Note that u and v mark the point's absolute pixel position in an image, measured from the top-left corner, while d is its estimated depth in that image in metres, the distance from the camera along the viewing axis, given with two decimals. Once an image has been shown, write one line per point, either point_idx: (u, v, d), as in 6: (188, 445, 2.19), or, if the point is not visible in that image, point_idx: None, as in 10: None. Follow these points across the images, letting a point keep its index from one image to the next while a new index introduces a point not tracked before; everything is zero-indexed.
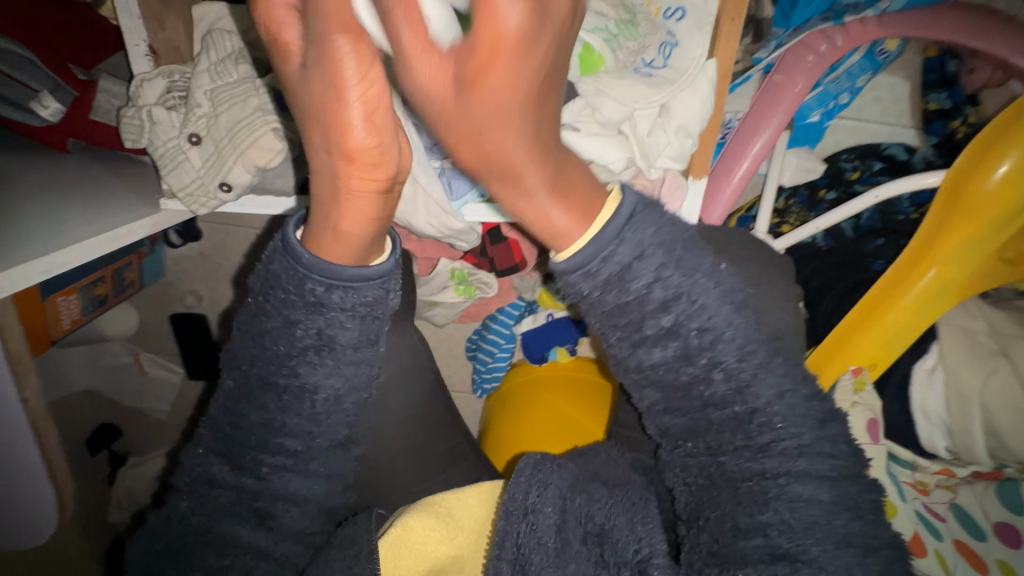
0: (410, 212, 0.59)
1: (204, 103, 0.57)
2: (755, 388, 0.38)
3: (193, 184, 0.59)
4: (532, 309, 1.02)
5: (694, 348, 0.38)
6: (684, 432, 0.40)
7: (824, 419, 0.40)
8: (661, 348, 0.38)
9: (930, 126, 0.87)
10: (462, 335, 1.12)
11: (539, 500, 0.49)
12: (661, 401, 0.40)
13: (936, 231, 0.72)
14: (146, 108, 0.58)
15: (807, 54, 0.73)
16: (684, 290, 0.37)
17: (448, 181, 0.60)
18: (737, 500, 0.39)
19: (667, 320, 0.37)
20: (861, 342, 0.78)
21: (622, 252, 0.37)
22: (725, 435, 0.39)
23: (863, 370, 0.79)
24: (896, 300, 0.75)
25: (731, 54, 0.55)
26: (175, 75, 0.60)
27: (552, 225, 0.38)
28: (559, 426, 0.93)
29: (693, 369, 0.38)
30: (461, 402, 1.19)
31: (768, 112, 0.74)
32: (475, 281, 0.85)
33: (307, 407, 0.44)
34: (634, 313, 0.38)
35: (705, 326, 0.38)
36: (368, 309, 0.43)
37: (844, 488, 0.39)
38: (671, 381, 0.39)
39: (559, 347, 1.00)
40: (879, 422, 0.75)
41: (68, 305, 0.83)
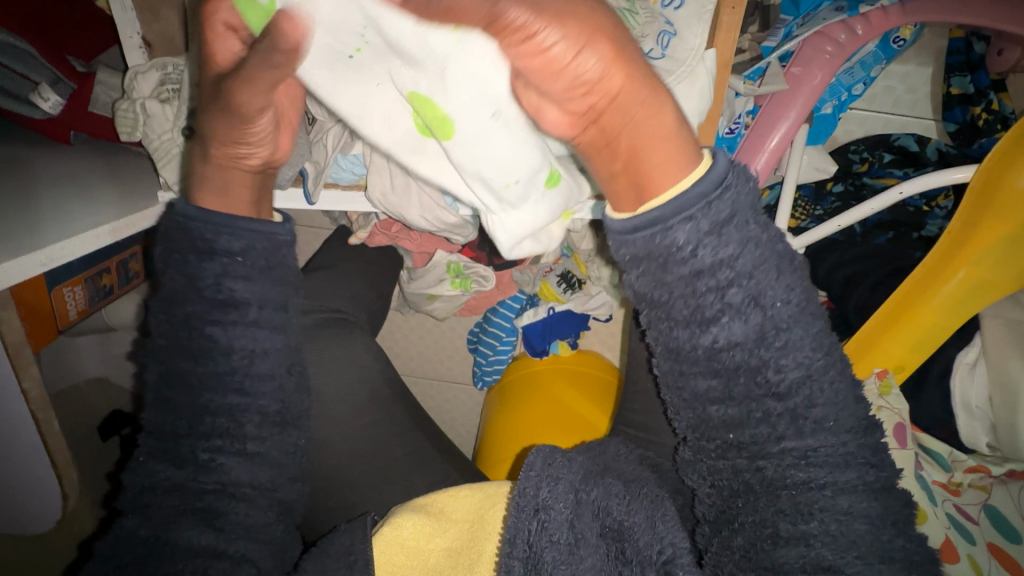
0: (404, 206, 0.59)
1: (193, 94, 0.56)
2: (816, 381, 0.38)
3: None
4: (533, 302, 1.01)
5: (771, 328, 0.37)
6: (730, 424, 0.39)
7: (867, 425, 0.40)
8: (740, 323, 0.37)
9: (949, 113, 0.85)
10: (464, 327, 1.12)
11: (550, 496, 0.48)
12: (716, 391, 0.39)
13: (967, 229, 0.71)
14: (141, 101, 0.57)
15: (825, 45, 0.71)
16: (765, 260, 0.37)
17: None
18: (780, 508, 0.39)
19: (751, 287, 0.36)
20: (890, 344, 0.79)
21: (718, 211, 0.35)
22: (774, 428, 0.38)
23: (887, 374, 0.79)
24: (925, 303, 0.75)
25: (731, 43, 0.55)
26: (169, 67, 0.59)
27: (647, 176, 0.36)
28: (558, 424, 0.92)
29: (764, 353, 0.37)
30: (463, 394, 1.19)
31: (785, 107, 0.73)
32: (471, 274, 0.85)
33: (235, 381, 0.46)
34: (714, 281, 0.36)
35: (781, 299, 0.37)
36: (266, 260, 0.47)
37: (887, 503, 0.39)
38: (727, 366, 0.38)
39: (560, 341, 1.02)
40: (907, 426, 0.73)
41: (75, 295, 0.84)
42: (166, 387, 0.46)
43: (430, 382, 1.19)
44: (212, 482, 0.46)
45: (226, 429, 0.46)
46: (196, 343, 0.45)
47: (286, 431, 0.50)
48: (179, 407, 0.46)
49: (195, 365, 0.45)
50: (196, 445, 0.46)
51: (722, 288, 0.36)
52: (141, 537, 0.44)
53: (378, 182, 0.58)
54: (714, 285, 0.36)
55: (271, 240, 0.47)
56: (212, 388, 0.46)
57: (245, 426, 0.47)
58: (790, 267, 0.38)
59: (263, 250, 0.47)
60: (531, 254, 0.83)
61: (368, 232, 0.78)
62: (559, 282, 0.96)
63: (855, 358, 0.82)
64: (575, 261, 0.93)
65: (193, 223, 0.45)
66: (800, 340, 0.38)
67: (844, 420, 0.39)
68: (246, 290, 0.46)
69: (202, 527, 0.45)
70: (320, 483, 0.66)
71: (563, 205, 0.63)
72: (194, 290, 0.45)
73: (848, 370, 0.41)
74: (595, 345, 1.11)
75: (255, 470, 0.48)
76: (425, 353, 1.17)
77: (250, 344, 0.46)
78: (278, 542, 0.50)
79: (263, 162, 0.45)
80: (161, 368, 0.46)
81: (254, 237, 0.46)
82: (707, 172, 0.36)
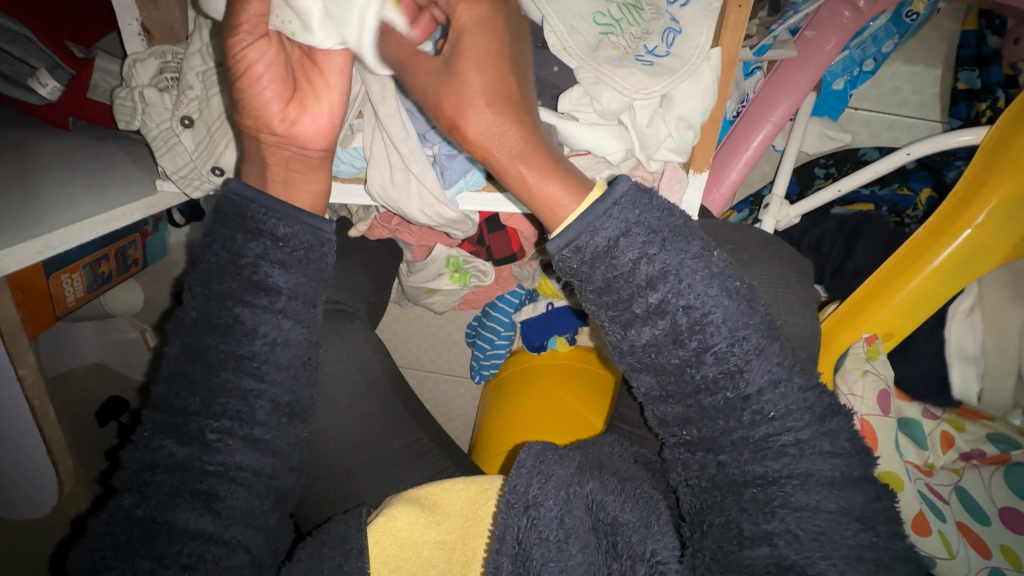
0: (404, 201, 0.58)
1: (196, 85, 0.55)
2: (748, 371, 0.39)
3: (186, 167, 0.58)
4: (532, 297, 1.02)
5: (685, 329, 0.40)
6: (676, 420, 0.41)
7: (822, 414, 0.40)
8: (649, 328, 0.40)
9: (954, 108, 0.84)
10: (463, 321, 1.12)
11: (539, 493, 0.48)
12: (655, 387, 0.42)
13: (974, 188, 0.69)
14: (140, 89, 0.57)
15: (843, 10, 0.70)
16: (667, 270, 0.39)
17: (441, 169, 0.57)
18: (741, 507, 0.39)
19: (654, 297, 0.39)
20: (883, 308, 0.74)
21: (599, 235, 0.40)
22: (717, 422, 0.40)
23: (876, 339, 0.75)
24: (925, 265, 0.72)
25: (736, 44, 0.53)
26: (169, 56, 0.58)
27: (547, 207, 0.42)
28: (558, 416, 0.92)
29: (683, 352, 0.40)
30: (461, 387, 1.19)
31: (783, 92, 0.72)
32: (471, 268, 0.85)
33: (256, 365, 0.46)
34: (619, 294, 0.40)
35: (688, 303, 0.39)
36: (306, 252, 0.47)
37: (850, 496, 0.38)
38: (659, 366, 0.41)
39: (558, 337, 1.01)
40: (892, 392, 0.71)
41: (73, 283, 0.84)
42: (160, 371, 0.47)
43: (429, 375, 1.20)
44: (217, 463, 0.45)
45: (237, 413, 0.46)
46: (193, 335, 0.46)
47: (292, 421, 0.49)
48: (166, 390, 0.46)
49: (181, 353, 0.46)
50: (204, 425, 0.45)
51: (630, 300, 0.40)
52: (117, 517, 0.44)
53: (378, 176, 0.57)
54: (619, 298, 0.40)
55: (315, 237, 0.48)
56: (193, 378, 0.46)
57: (257, 412, 0.46)
58: (708, 269, 0.40)
59: (305, 244, 0.47)
60: (531, 250, 0.82)
61: (368, 225, 0.78)
62: (558, 279, 0.95)
63: (838, 325, 0.77)
64: None
65: (246, 202, 0.46)
66: (721, 326, 0.39)
67: (810, 406, 0.40)
68: (284, 279, 0.46)
69: (200, 510, 0.45)
70: (317, 474, 0.67)
71: None
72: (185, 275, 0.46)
73: (798, 359, 0.41)
74: (593, 341, 1.12)
75: (257, 455, 0.47)
76: (424, 346, 1.17)
77: (273, 334, 0.46)
78: (271, 528, 0.49)
79: (306, 145, 0.48)
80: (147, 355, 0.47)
81: (302, 229, 0.47)
82: (607, 194, 0.41)
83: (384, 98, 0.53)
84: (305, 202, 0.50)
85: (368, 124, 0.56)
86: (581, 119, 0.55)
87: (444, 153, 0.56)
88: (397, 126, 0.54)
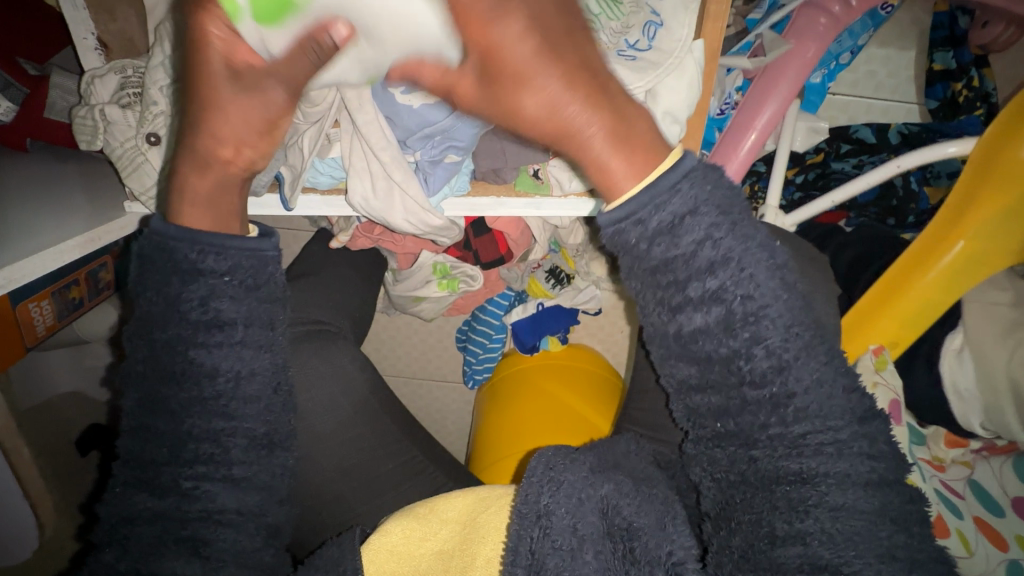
0: (387, 210, 0.56)
1: (161, 100, 0.52)
2: (792, 370, 0.38)
3: (156, 187, 0.56)
4: (522, 298, 1.00)
5: (738, 318, 0.38)
6: (716, 412, 0.40)
7: (861, 414, 0.39)
8: (703, 314, 0.38)
9: (931, 89, 0.84)
10: (452, 326, 1.11)
11: (551, 502, 0.46)
12: (696, 378, 0.40)
13: (965, 204, 0.68)
14: (100, 107, 0.53)
15: (820, 16, 0.69)
16: (727, 257, 0.38)
17: (423, 176, 0.56)
18: (774, 505, 0.38)
19: (712, 283, 0.38)
20: (883, 321, 0.75)
21: (664, 212, 0.38)
22: (757, 416, 0.39)
23: (883, 350, 0.77)
24: (919, 279, 0.72)
25: (718, 35, 0.53)
26: (128, 70, 0.55)
27: (608, 177, 0.38)
28: (561, 419, 0.90)
29: (733, 342, 0.38)
30: (453, 393, 1.18)
31: (757, 109, 0.71)
32: (458, 274, 0.82)
33: (224, 404, 0.45)
34: (673, 276, 0.38)
35: (745, 292, 0.38)
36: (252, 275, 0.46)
37: (886, 498, 0.38)
38: (702, 355, 0.39)
39: (550, 336, 1.01)
40: (902, 402, 0.74)
41: (42, 312, 0.80)
42: (144, 407, 0.45)
43: (420, 382, 1.18)
44: (197, 509, 0.44)
45: (209, 456, 0.44)
46: (193, 364, 0.44)
47: (272, 452, 0.48)
48: (157, 429, 0.44)
49: (191, 388, 0.44)
50: (178, 475, 0.44)
51: (683, 283, 0.38)
52: (121, 570, 0.42)
53: (359, 186, 0.55)
54: (673, 281, 0.39)
55: (257, 257, 0.47)
56: (194, 415, 0.44)
57: (231, 452, 0.45)
58: (764, 259, 0.39)
59: (247, 267, 0.46)
60: (519, 252, 0.81)
61: (350, 236, 0.76)
62: (548, 278, 0.95)
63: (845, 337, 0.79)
64: (563, 256, 0.93)
65: (173, 244, 0.45)
66: (772, 327, 0.38)
67: (834, 405, 0.39)
68: (233, 309, 0.45)
69: (190, 557, 0.43)
70: (311, 496, 0.65)
71: (551, 202, 0.62)
72: (192, 309, 0.44)
73: (834, 361, 0.40)
74: (586, 338, 1.11)
75: (242, 495, 0.46)
76: (413, 354, 1.15)
77: (236, 365, 0.45)
78: (268, 566, 0.47)
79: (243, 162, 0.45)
80: (145, 391, 0.44)
81: (238, 254, 0.46)
82: (676, 163, 0.38)
83: (361, 105, 0.50)
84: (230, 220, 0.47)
85: (346, 133, 0.54)
86: None
87: (426, 160, 0.54)
88: (376, 134, 0.52)
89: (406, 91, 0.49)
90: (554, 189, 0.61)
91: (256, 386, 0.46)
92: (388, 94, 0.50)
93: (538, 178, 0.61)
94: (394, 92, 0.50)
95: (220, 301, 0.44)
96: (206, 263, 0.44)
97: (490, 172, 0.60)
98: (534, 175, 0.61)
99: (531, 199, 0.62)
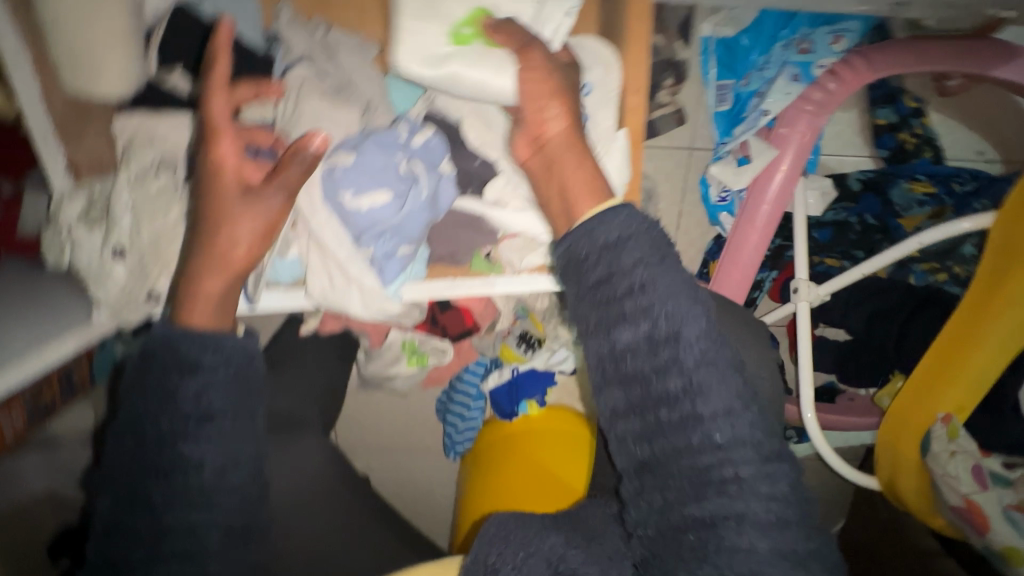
0: (346, 300, 0.58)
1: (126, 218, 0.56)
2: (706, 395, 0.41)
3: (120, 298, 0.57)
4: (497, 364, 1.01)
5: (662, 337, 0.41)
6: (637, 438, 0.42)
7: (785, 465, 0.42)
8: (632, 329, 0.41)
9: (880, 140, 0.92)
10: (432, 396, 1.11)
11: (500, 559, 0.46)
12: (623, 402, 0.42)
13: (996, 279, 0.70)
14: (69, 228, 0.57)
15: (806, 105, 0.76)
16: (656, 276, 0.42)
17: (378, 268, 0.58)
18: (681, 554, 0.40)
19: (643, 298, 0.41)
20: (945, 392, 0.76)
21: (612, 229, 0.43)
22: (674, 442, 0.41)
23: (952, 416, 0.77)
24: (969, 352, 0.73)
25: (640, 123, 0.58)
26: (96, 191, 0.59)
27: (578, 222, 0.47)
28: (539, 485, 0.88)
29: (657, 360, 0.41)
30: (438, 463, 1.17)
31: (767, 183, 0.80)
32: (427, 348, 0.84)
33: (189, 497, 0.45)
34: (612, 288, 0.42)
35: (669, 310, 0.41)
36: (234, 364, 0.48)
37: (815, 546, 0.39)
38: (629, 373, 0.42)
39: (528, 400, 1.00)
40: (984, 467, 0.73)
41: (11, 418, 0.80)
42: (107, 512, 0.44)
43: (403, 455, 1.17)
44: None
45: (186, 550, 0.43)
46: (162, 454, 0.45)
47: (247, 543, 0.46)
48: (120, 531, 0.44)
49: (160, 480, 0.44)
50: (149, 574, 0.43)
51: (619, 296, 0.42)
52: None
53: (318, 282, 0.58)
54: (611, 293, 0.42)
55: (246, 352, 0.49)
56: (159, 509, 0.44)
57: (207, 543, 0.44)
58: (690, 292, 0.43)
59: (238, 361, 0.48)
60: (485, 323, 0.83)
61: (319, 320, 0.77)
62: (519, 343, 0.97)
63: (903, 413, 0.81)
64: (533, 321, 0.95)
65: (176, 341, 0.47)
66: (681, 355, 0.41)
67: (763, 458, 0.41)
68: (221, 401, 0.47)
69: None
70: None
71: (504, 281, 0.63)
72: (157, 406, 0.45)
73: (760, 418, 0.43)
74: (564, 398, 1.12)
75: None
76: (395, 427, 1.14)
77: (209, 454, 0.45)
78: None
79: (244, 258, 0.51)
80: (113, 493, 0.45)
81: (231, 350, 0.48)
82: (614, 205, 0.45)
83: (314, 210, 0.55)
84: (211, 314, 0.49)
85: (301, 235, 0.57)
86: (507, 206, 0.62)
87: (379, 254, 0.57)
88: (331, 234, 0.55)
89: (355, 195, 0.54)
90: (506, 267, 0.63)
91: (238, 476, 0.47)
92: (338, 199, 0.54)
93: (490, 258, 0.63)
94: (343, 197, 0.54)
95: (201, 394, 0.46)
96: (168, 362, 0.46)
97: (446, 255, 0.63)
98: (487, 256, 0.63)
99: (485, 279, 0.63)
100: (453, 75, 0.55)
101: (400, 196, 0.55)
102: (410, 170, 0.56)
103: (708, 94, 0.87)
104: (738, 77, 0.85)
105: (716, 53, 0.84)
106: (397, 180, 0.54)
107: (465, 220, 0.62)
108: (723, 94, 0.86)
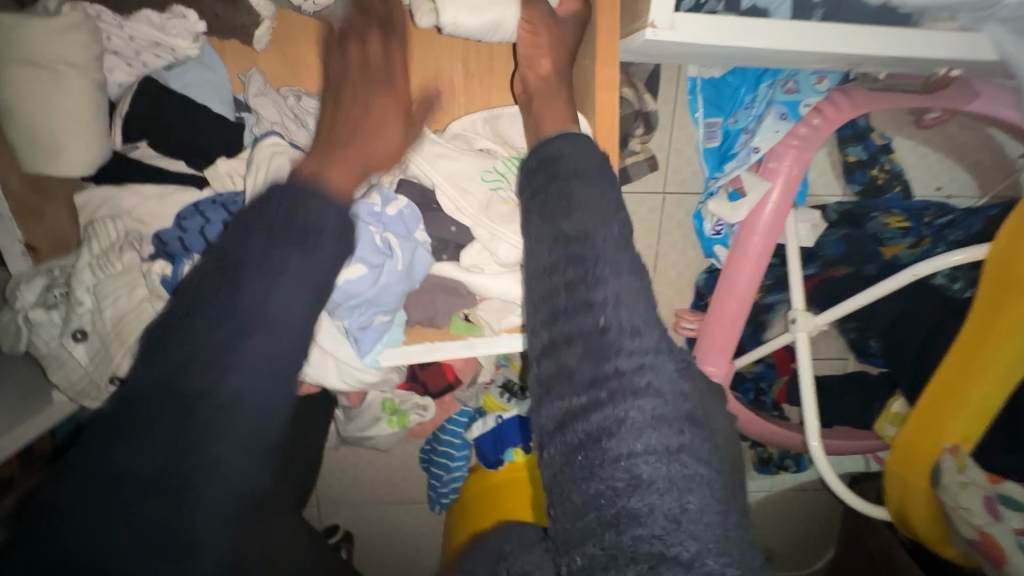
0: (324, 374, 0.58)
1: (88, 299, 0.54)
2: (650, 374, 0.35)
3: (82, 381, 0.55)
4: (481, 413, 0.99)
5: (604, 288, 0.37)
6: (567, 415, 0.35)
7: None
8: (575, 286, 0.37)
9: (852, 177, 0.92)
10: (414, 447, 1.09)
11: None
12: (554, 369, 0.36)
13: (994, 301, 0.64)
14: (25, 312, 0.55)
15: (791, 141, 0.78)
16: (606, 227, 0.38)
17: (354, 339, 0.56)
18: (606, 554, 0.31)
19: (588, 247, 0.37)
20: (948, 424, 0.69)
21: (571, 177, 0.40)
22: (595, 423, 0.34)
23: (959, 448, 0.70)
24: (971, 381, 0.66)
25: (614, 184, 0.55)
26: (56, 271, 0.56)
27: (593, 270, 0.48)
28: None
29: (597, 315, 0.36)
30: (423, 514, 1.14)
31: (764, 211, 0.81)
32: (408, 408, 0.83)
33: None
34: (565, 239, 0.38)
35: (616, 270, 0.37)
36: None
37: None
38: (566, 331, 0.37)
39: (513, 448, 0.95)
40: (995, 497, 0.69)
41: None
42: None
43: (387, 509, 1.13)
44: None
45: None
46: None
47: None
48: None
49: None
50: None
51: (571, 249, 0.38)
52: None
53: None
54: (563, 243, 0.38)
55: None
56: None
57: None
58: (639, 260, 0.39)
59: None
60: (467, 377, 0.82)
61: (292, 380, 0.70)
62: (502, 392, 0.96)
63: (911, 447, 0.74)
64: (515, 369, 0.96)
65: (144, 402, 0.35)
66: (621, 338, 0.36)
67: None
68: None
69: None
70: None
71: (484, 342, 0.64)
72: None
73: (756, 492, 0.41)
74: None
75: None
76: (377, 480, 1.11)
77: None
78: None
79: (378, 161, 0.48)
80: None
81: None
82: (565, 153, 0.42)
83: None
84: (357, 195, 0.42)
85: None
86: (485, 270, 0.60)
87: (355, 326, 0.55)
88: None
89: None
90: (485, 328, 0.64)
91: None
92: None
93: (469, 320, 0.65)
94: None
95: None
96: None
97: (424, 320, 0.63)
98: (465, 318, 0.65)
99: (464, 340, 0.64)
100: (446, 168, 0.59)
101: (377, 268, 0.53)
102: (385, 241, 0.54)
103: (696, 131, 0.86)
104: (725, 115, 0.85)
105: (700, 91, 0.84)
106: (372, 252, 0.53)
107: (441, 286, 0.61)
108: (711, 131, 0.85)
